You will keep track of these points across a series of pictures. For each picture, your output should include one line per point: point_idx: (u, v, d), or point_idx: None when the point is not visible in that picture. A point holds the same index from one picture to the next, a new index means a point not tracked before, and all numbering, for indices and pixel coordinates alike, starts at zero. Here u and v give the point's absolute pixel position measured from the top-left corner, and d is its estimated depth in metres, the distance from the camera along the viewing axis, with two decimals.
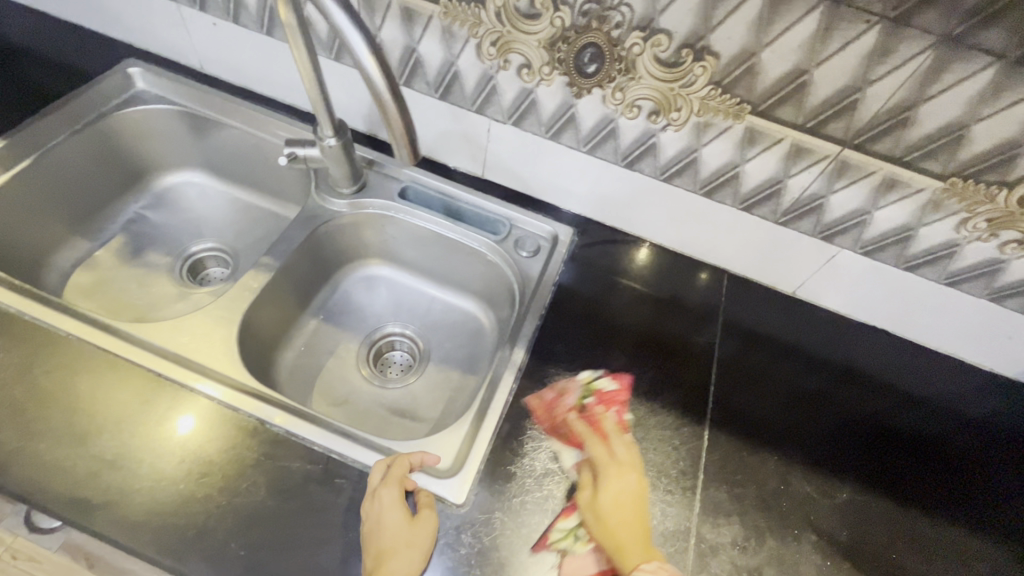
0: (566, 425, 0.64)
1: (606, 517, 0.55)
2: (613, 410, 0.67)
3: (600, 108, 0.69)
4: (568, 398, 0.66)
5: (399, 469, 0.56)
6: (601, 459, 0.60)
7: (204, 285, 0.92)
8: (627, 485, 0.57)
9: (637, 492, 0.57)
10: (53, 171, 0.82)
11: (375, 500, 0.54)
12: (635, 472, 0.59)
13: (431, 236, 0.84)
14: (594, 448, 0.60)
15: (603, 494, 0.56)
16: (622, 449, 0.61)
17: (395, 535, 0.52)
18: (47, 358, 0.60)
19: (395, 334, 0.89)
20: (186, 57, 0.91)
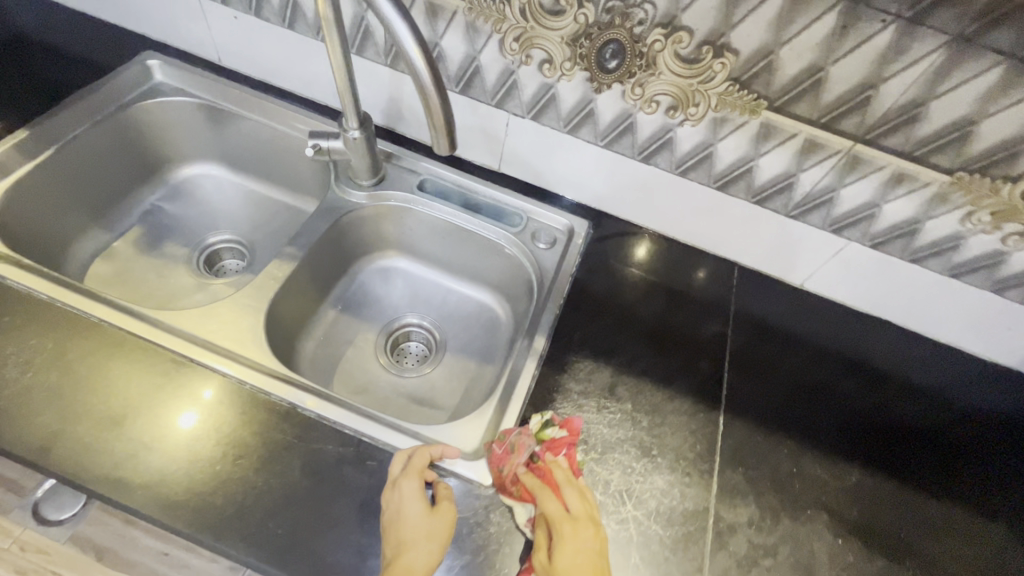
0: (517, 481, 0.58)
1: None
2: (565, 456, 0.60)
3: (619, 103, 0.71)
4: (517, 451, 0.59)
5: (422, 460, 0.57)
6: (555, 517, 0.55)
7: (221, 277, 0.93)
8: (585, 545, 0.53)
9: (594, 550, 0.53)
10: (75, 160, 0.82)
11: (397, 490, 0.54)
12: (592, 526, 0.55)
13: (449, 228, 0.86)
14: (547, 505, 0.55)
15: (559, 563, 0.52)
16: (577, 502, 0.57)
17: (413, 528, 0.52)
18: (82, 343, 0.61)
19: (412, 326, 0.91)
20: (204, 50, 0.92)
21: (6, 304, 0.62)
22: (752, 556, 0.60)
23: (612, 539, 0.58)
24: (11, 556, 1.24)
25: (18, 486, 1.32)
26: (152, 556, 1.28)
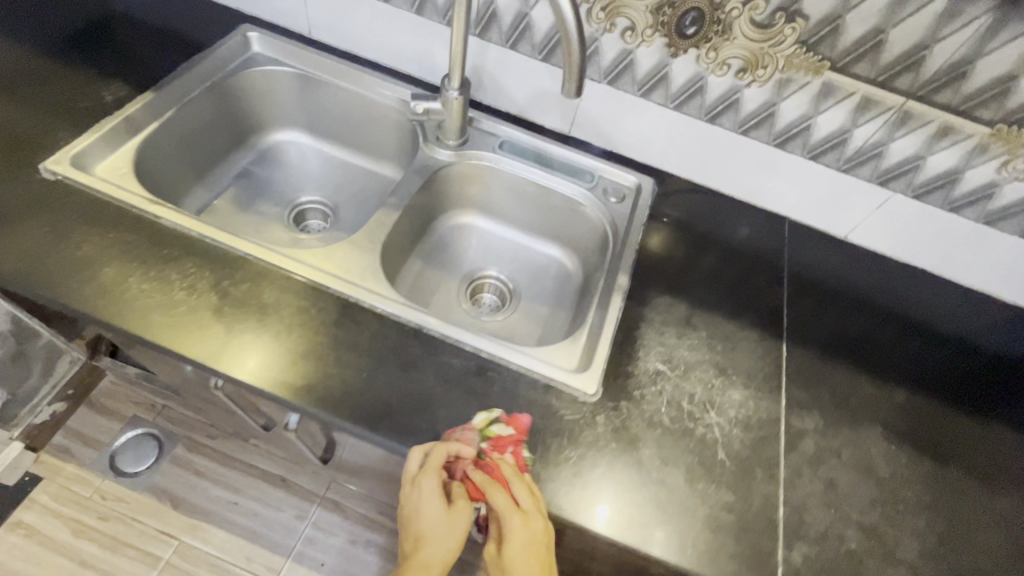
0: (467, 470, 0.61)
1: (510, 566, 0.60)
2: (511, 451, 0.60)
3: (693, 67, 0.80)
4: (463, 446, 0.60)
5: (438, 460, 0.59)
6: (505, 511, 0.58)
7: (307, 233, 1.00)
8: (528, 540, 0.58)
9: (540, 539, 0.58)
10: (188, 121, 0.90)
11: (420, 490, 0.60)
12: (540, 517, 0.59)
13: (526, 186, 0.94)
14: (497, 501, 0.59)
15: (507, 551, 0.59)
16: (524, 496, 0.59)
17: (430, 523, 0.62)
18: (232, 272, 0.69)
19: (488, 279, 0.99)
20: (295, 24, 1.00)
21: (162, 240, 0.70)
22: (821, 456, 0.69)
23: (701, 439, 0.67)
24: (93, 505, 1.33)
25: (94, 441, 1.41)
26: (222, 504, 1.37)
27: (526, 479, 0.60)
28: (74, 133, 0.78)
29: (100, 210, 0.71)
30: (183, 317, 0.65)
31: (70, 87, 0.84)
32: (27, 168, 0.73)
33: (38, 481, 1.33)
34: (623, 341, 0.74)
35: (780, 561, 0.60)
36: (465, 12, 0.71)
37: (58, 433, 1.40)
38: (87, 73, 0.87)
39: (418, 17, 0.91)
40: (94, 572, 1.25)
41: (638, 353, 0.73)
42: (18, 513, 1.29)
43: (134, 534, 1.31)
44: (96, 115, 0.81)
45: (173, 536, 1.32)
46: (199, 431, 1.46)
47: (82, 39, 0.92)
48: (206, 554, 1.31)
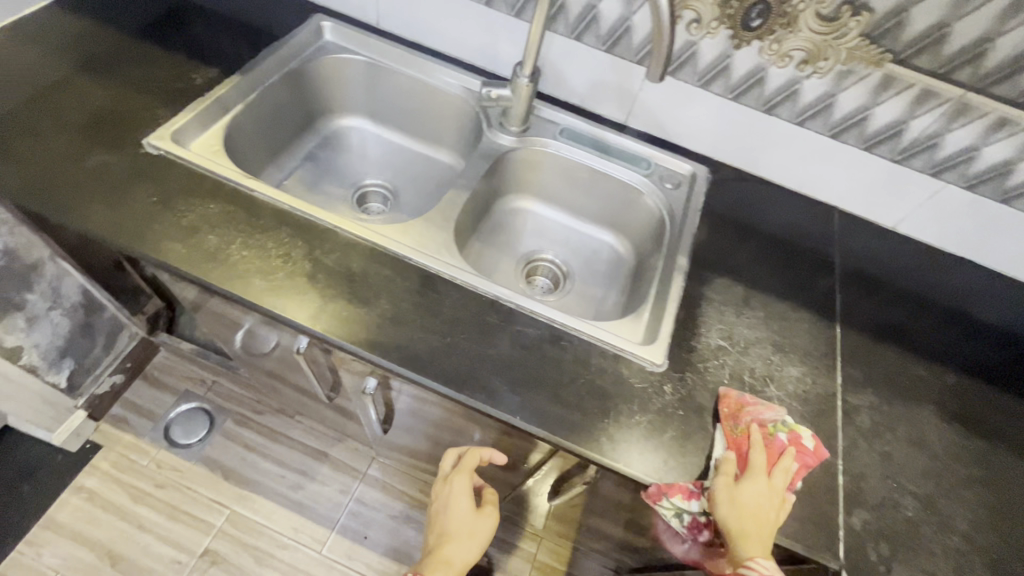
0: (746, 424, 0.64)
1: (735, 508, 0.58)
2: (798, 460, 0.62)
3: (755, 58, 0.83)
4: (767, 410, 0.66)
5: (468, 463, 0.83)
6: (759, 466, 0.61)
7: (370, 214, 1.05)
8: (767, 504, 0.59)
9: (775, 514, 0.59)
10: (268, 104, 0.95)
11: (451, 485, 0.83)
12: (782, 502, 0.60)
13: (584, 172, 0.97)
14: (756, 455, 0.61)
15: (740, 490, 0.59)
16: (782, 479, 0.61)
17: (453, 517, 0.83)
18: (321, 243, 0.74)
19: (542, 262, 1.03)
20: (365, 14, 1.05)
21: (257, 212, 0.75)
22: (877, 430, 0.72)
23: None
24: (150, 473, 1.39)
25: (150, 413, 1.47)
26: (271, 477, 1.43)
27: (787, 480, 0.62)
28: (172, 111, 0.84)
29: (200, 183, 0.77)
30: (282, 282, 0.70)
31: (164, 69, 0.90)
32: (133, 144, 0.79)
33: (98, 449, 1.40)
34: (686, 318, 0.77)
35: (841, 526, 0.64)
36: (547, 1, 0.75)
37: (116, 404, 1.46)
38: (178, 57, 0.92)
39: (487, 8, 0.95)
40: (152, 535, 1.31)
41: (700, 329, 0.76)
42: (82, 477, 1.36)
43: (189, 501, 1.37)
44: (190, 96, 0.86)
45: (226, 505, 1.38)
46: (248, 407, 1.52)
47: (169, 26, 0.98)
48: (256, 524, 1.37)
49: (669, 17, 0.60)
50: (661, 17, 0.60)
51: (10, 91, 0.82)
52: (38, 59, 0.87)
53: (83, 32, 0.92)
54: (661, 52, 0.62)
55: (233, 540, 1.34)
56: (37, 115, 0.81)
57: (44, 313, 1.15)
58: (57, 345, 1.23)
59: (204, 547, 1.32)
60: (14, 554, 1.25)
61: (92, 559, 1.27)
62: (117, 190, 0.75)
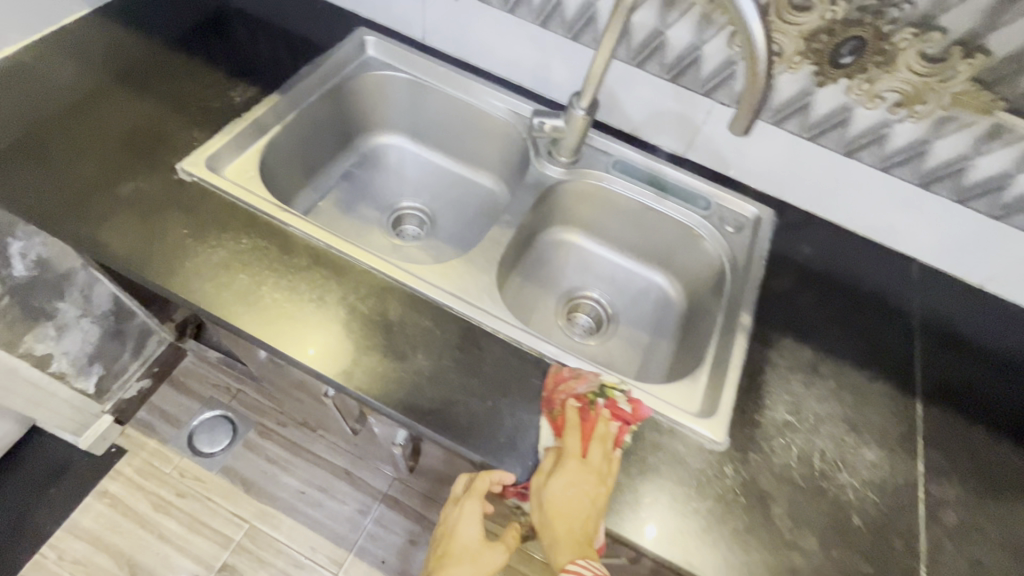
0: (561, 407, 0.62)
1: (547, 508, 0.55)
2: (615, 425, 0.61)
3: (840, 98, 0.75)
4: (579, 386, 0.63)
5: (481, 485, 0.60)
6: (569, 452, 0.58)
7: (406, 240, 1.00)
8: (581, 492, 0.55)
9: (591, 499, 0.55)
10: (306, 124, 0.91)
11: (461, 507, 0.61)
12: (600, 482, 0.57)
13: (636, 208, 0.90)
14: (568, 441, 0.58)
15: (549, 486, 0.56)
16: (597, 455, 0.58)
17: (456, 539, 0.61)
18: (358, 286, 0.69)
19: (585, 300, 0.96)
20: (410, 29, 0.99)
21: (292, 249, 0.71)
22: (964, 531, 0.64)
23: (834, 500, 0.63)
24: (172, 481, 1.38)
25: (175, 419, 1.46)
26: (291, 493, 1.41)
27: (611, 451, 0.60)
28: (209, 133, 0.80)
29: (233, 214, 0.73)
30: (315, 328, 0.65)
31: (201, 86, 0.86)
32: (167, 168, 0.76)
33: (123, 454, 1.39)
34: (750, 387, 0.70)
35: None
36: (616, 32, 0.67)
37: (142, 409, 1.46)
38: (216, 74, 0.88)
39: (542, 30, 0.87)
40: (172, 547, 1.30)
41: (764, 401, 0.69)
42: (106, 482, 1.35)
43: (209, 513, 1.35)
44: (227, 117, 0.82)
45: (244, 519, 1.36)
46: (271, 418, 1.50)
47: (209, 39, 0.94)
48: (274, 540, 1.35)
49: (765, 67, 0.53)
50: (757, 66, 0.53)
51: (45, 108, 0.79)
52: (75, 73, 0.84)
53: (122, 44, 0.88)
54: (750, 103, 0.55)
55: (250, 556, 1.32)
56: (73, 134, 0.78)
57: (74, 321, 1.14)
58: (88, 351, 1.22)
59: (222, 561, 1.31)
60: (37, 557, 1.26)
61: (113, 567, 1.26)
62: (148, 219, 0.71)
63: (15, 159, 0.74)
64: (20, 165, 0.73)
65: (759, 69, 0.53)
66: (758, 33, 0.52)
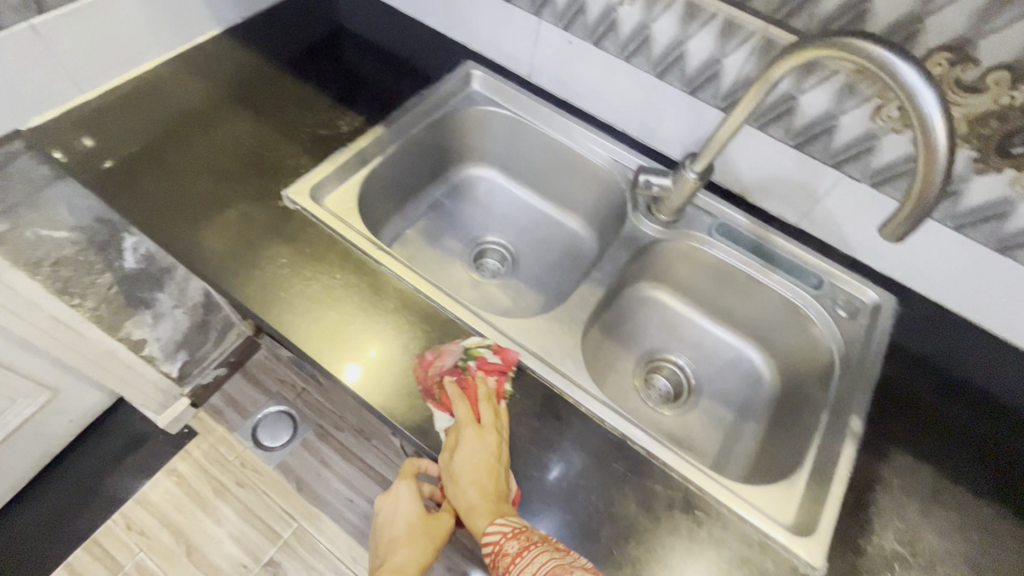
0: (443, 386, 0.64)
1: (462, 483, 0.58)
2: (492, 378, 0.65)
3: (1002, 189, 0.65)
4: (448, 359, 0.65)
5: (408, 470, 0.69)
6: (464, 423, 0.60)
7: (485, 276, 0.99)
8: (487, 456, 0.59)
9: (495, 457, 0.59)
10: (406, 155, 0.91)
11: (393, 492, 0.69)
12: (498, 438, 0.61)
13: (736, 275, 0.84)
14: (459, 413, 0.61)
15: (456, 461, 0.59)
16: (489, 413, 0.62)
17: (399, 522, 0.68)
18: (443, 337, 0.68)
19: (665, 362, 0.91)
20: (519, 66, 0.97)
21: (383, 290, 0.71)
22: None
23: None
24: (233, 469, 1.44)
25: (243, 409, 1.53)
26: (340, 499, 1.43)
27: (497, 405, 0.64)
28: (315, 161, 0.82)
29: (330, 248, 0.74)
30: (386, 363, 0.65)
31: (313, 112, 0.88)
32: (274, 194, 0.78)
33: (194, 435, 1.47)
34: (856, 505, 0.62)
35: None
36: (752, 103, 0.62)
37: (216, 394, 1.53)
38: (329, 100, 0.90)
39: (658, 81, 0.82)
40: (226, 533, 1.36)
41: (873, 524, 0.61)
42: (175, 460, 1.44)
43: (263, 506, 1.40)
44: (334, 146, 0.84)
45: (293, 518, 1.40)
46: (330, 421, 1.53)
47: (325, 64, 0.96)
48: (319, 545, 1.37)
49: (944, 170, 0.46)
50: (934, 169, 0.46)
51: (174, 127, 0.84)
52: (202, 92, 0.88)
53: (247, 66, 0.93)
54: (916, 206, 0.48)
55: (295, 556, 1.35)
56: (195, 154, 0.82)
57: (169, 310, 1.21)
58: (176, 339, 1.29)
59: (269, 556, 1.35)
60: (108, 523, 1.35)
61: (172, 544, 1.33)
62: (250, 244, 0.73)
63: (143, 176, 0.79)
64: (147, 181, 0.79)
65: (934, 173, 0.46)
66: (940, 134, 0.45)
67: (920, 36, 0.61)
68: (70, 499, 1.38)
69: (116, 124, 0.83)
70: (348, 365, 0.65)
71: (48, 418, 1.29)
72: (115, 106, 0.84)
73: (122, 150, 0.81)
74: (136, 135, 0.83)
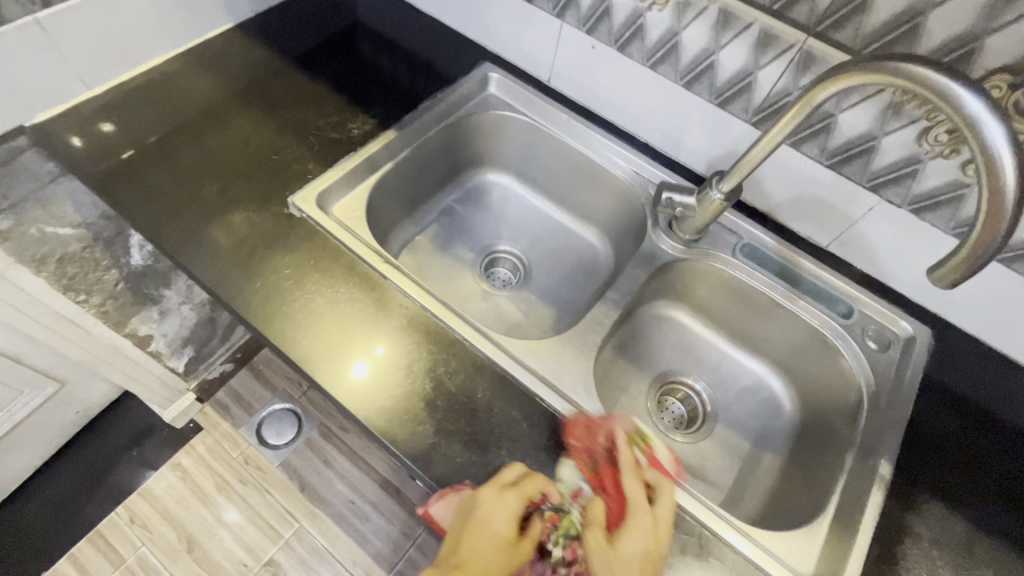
0: (604, 454, 0.58)
1: (616, 572, 0.49)
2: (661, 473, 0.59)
3: None
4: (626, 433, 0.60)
5: (527, 486, 0.54)
6: (635, 502, 0.53)
7: (496, 287, 0.95)
8: (651, 547, 0.50)
9: (658, 560, 0.51)
10: (418, 160, 0.88)
11: (496, 499, 0.53)
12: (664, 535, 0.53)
13: (760, 299, 0.79)
14: (630, 488, 0.54)
15: (617, 547, 0.50)
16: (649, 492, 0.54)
17: (484, 535, 0.52)
18: (449, 359, 0.65)
19: (681, 386, 0.87)
20: (538, 69, 0.93)
21: (389, 307, 0.68)
22: None
23: None
24: (237, 466, 1.43)
25: (248, 405, 1.52)
26: (341, 500, 1.42)
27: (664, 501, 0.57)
28: (323, 167, 0.79)
29: (336, 259, 0.71)
30: (393, 361, 0.64)
31: (324, 114, 0.85)
32: (279, 201, 0.75)
33: (199, 430, 1.47)
34: (883, 559, 0.58)
35: None
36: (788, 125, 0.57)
37: (222, 389, 1.52)
38: (340, 101, 0.87)
39: (685, 91, 0.78)
40: (227, 531, 1.35)
41: None
42: (180, 455, 1.43)
43: (265, 505, 1.39)
44: (344, 150, 0.81)
45: (295, 518, 1.39)
46: (334, 421, 1.52)
47: (338, 63, 0.93)
48: (320, 547, 1.36)
49: (1012, 214, 0.41)
50: (1000, 213, 0.41)
51: (182, 125, 0.82)
52: (210, 90, 0.86)
53: (258, 63, 0.90)
54: (976, 250, 0.43)
55: (296, 557, 1.34)
56: (203, 154, 0.80)
57: (175, 307, 1.20)
58: (182, 335, 1.28)
59: (269, 556, 1.34)
60: (111, 516, 1.34)
61: (174, 539, 1.33)
62: (254, 252, 0.71)
63: (151, 177, 0.77)
64: (154, 182, 0.76)
65: (1000, 216, 0.41)
66: (1010, 176, 0.40)
67: (978, 56, 0.55)
68: (76, 490, 1.38)
69: (122, 121, 0.81)
70: (356, 361, 0.63)
71: (54, 409, 1.29)
72: (123, 102, 0.82)
73: (127, 150, 0.79)
74: (140, 134, 0.80)
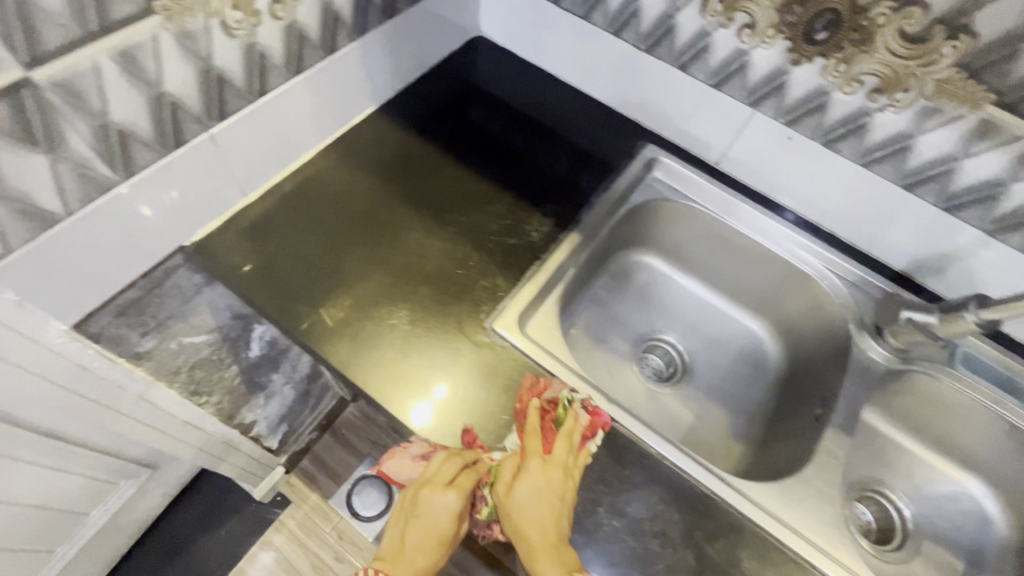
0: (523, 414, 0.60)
1: (517, 515, 0.53)
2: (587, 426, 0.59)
3: None
4: (547, 391, 0.61)
5: (465, 484, 0.56)
6: (530, 453, 0.55)
7: (662, 383, 0.88)
8: (548, 490, 0.53)
9: (559, 498, 0.53)
10: (591, 259, 0.81)
11: (441, 495, 0.56)
12: (566, 477, 0.55)
13: (982, 412, 0.74)
14: (529, 443, 0.56)
15: (517, 495, 0.53)
16: (563, 450, 0.56)
17: (428, 525, 0.55)
18: (701, 520, 0.59)
19: (872, 491, 0.80)
20: (707, 152, 0.86)
21: (621, 453, 0.62)
22: None
23: None
24: (331, 542, 1.36)
25: (334, 474, 1.44)
26: None
27: (579, 447, 0.58)
28: (511, 280, 0.72)
29: None
30: (455, 402, 0.63)
31: (496, 214, 0.78)
32: (475, 325, 0.68)
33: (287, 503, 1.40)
34: None
35: None
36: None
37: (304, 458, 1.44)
38: (508, 198, 0.80)
39: (903, 192, 0.72)
40: None
41: None
42: (270, 532, 1.36)
43: None
44: (528, 258, 0.74)
45: None
46: None
47: (489, 149, 0.86)
48: None
49: None
50: None
51: (344, 229, 0.74)
52: (362, 185, 0.78)
53: (409, 153, 0.83)
54: None
55: None
56: (373, 265, 0.72)
57: (280, 388, 1.13)
58: (280, 413, 1.21)
59: None
60: None
61: None
62: (458, 391, 0.64)
63: (319, 294, 0.69)
64: (323, 299, 0.69)
65: None
66: None
67: None
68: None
69: (270, 223, 0.73)
70: (416, 405, 0.62)
71: (144, 498, 1.20)
72: (279, 206, 0.74)
73: (274, 250, 0.71)
74: (274, 232, 0.72)
